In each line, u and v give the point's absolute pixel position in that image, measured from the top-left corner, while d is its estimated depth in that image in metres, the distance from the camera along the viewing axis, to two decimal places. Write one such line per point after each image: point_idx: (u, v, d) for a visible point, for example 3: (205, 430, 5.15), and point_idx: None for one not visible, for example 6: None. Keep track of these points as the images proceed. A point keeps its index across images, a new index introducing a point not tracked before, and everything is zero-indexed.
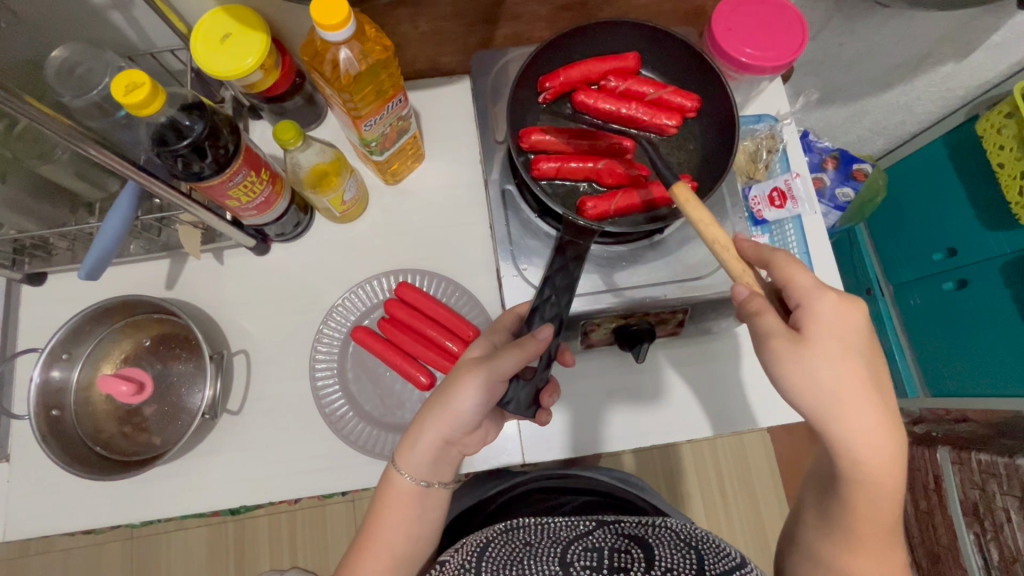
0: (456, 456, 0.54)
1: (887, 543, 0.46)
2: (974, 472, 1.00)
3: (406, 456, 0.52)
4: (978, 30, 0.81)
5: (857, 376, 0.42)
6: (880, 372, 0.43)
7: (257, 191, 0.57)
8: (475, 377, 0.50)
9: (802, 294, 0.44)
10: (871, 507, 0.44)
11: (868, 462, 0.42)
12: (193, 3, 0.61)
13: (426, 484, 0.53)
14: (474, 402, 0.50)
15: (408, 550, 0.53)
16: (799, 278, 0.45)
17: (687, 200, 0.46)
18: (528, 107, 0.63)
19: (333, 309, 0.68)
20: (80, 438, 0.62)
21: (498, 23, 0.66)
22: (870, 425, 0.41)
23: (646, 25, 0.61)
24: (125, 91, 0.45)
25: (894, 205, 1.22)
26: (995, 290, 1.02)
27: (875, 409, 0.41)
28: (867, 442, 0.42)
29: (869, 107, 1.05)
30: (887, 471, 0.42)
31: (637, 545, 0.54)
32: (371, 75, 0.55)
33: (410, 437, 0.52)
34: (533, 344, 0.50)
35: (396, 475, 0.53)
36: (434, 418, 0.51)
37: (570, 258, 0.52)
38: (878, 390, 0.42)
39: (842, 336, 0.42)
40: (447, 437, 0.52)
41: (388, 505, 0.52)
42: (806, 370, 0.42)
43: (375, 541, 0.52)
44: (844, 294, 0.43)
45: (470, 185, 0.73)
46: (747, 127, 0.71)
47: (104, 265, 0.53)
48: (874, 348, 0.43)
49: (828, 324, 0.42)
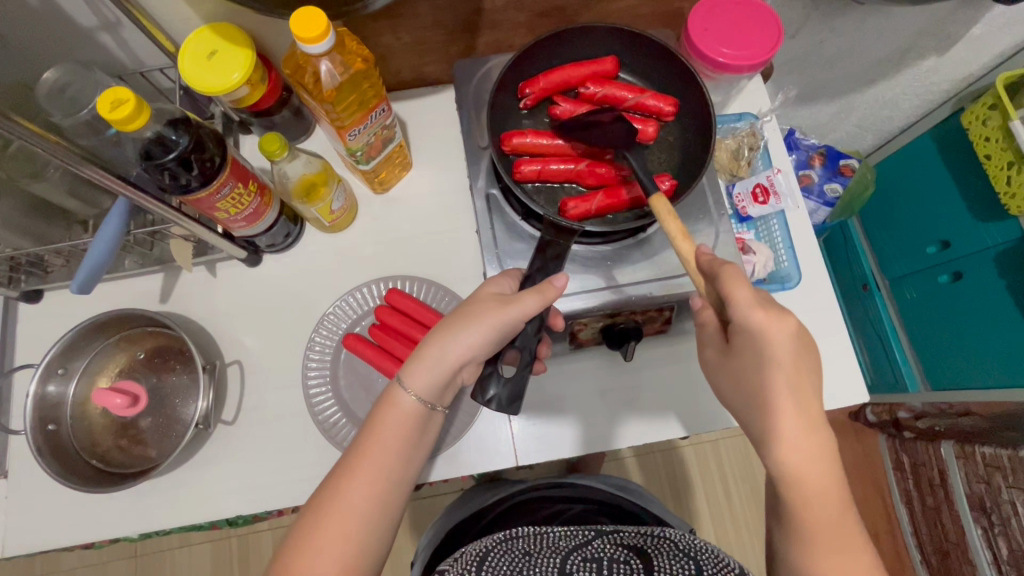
0: (457, 385, 0.53)
1: (853, 552, 0.45)
2: (978, 466, 1.03)
3: (418, 375, 0.50)
4: (957, 24, 0.83)
5: (782, 384, 0.44)
6: (801, 384, 0.45)
7: (246, 203, 0.58)
8: (508, 310, 0.50)
9: (736, 311, 0.45)
10: (815, 508, 0.44)
11: (796, 464, 0.44)
12: (179, 22, 0.63)
13: (431, 407, 0.51)
14: (483, 337, 0.50)
15: (400, 475, 0.50)
16: (737, 292, 0.46)
17: (667, 213, 0.50)
18: (509, 114, 0.65)
19: (324, 318, 0.69)
20: (78, 453, 0.62)
21: (478, 31, 0.67)
22: (790, 427, 0.44)
23: (623, 30, 0.62)
24: (110, 107, 0.46)
25: (885, 198, 1.23)
26: (990, 280, 1.02)
27: (790, 416, 0.44)
28: (791, 437, 0.44)
29: (854, 103, 1.06)
30: (817, 467, 0.44)
31: (637, 556, 0.55)
32: (353, 85, 0.56)
33: (428, 355, 0.50)
34: (552, 291, 0.51)
35: (402, 395, 0.50)
36: (453, 337, 0.50)
37: (549, 258, 0.54)
38: (798, 397, 0.45)
39: (766, 347, 0.45)
40: (465, 360, 0.51)
41: (387, 418, 0.50)
42: (759, 367, 0.46)
43: (366, 460, 0.48)
44: (772, 310, 0.45)
45: (457, 191, 0.74)
46: (728, 126, 0.72)
47: (95, 279, 0.54)
48: (798, 357, 0.45)
49: (759, 338, 0.45)
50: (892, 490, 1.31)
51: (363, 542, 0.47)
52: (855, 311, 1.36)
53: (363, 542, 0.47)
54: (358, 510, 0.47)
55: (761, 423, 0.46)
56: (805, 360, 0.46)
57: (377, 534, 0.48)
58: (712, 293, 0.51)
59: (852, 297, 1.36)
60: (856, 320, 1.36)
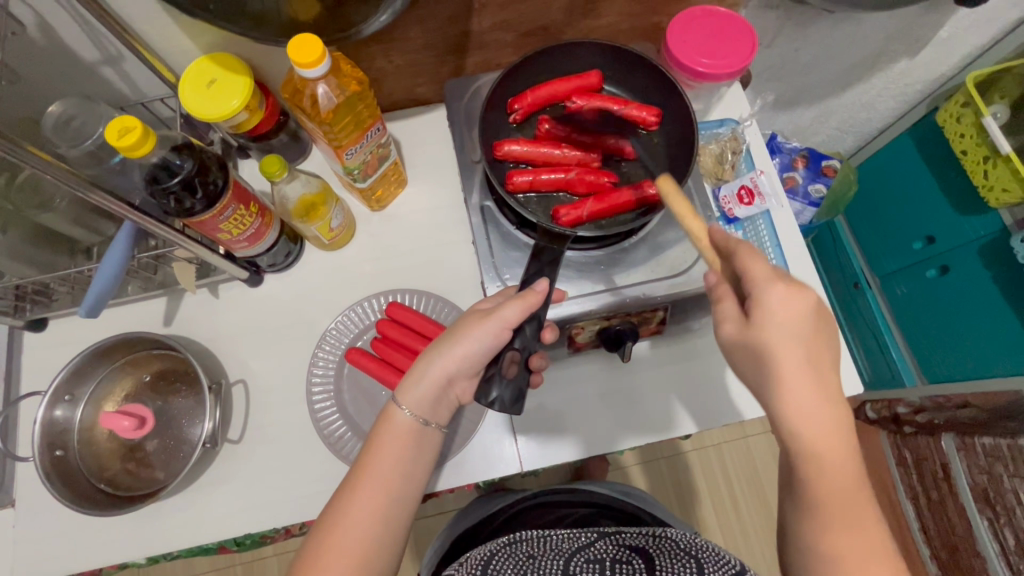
0: (453, 401, 0.54)
1: (866, 520, 0.45)
2: (979, 456, 1.06)
3: (408, 390, 0.52)
4: (924, 28, 0.87)
5: (797, 360, 0.44)
6: (821, 356, 0.44)
7: (247, 224, 0.60)
8: (489, 324, 0.51)
9: (753, 286, 0.45)
10: (830, 480, 0.44)
11: (812, 437, 0.44)
12: (179, 53, 0.65)
13: (424, 422, 0.52)
14: (480, 345, 0.51)
15: (402, 490, 0.50)
16: (755, 266, 0.45)
17: (670, 190, 0.50)
18: (500, 129, 0.67)
19: (326, 333, 0.70)
20: (85, 477, 0.63)
21: (467, 52, 0.70)
22: (805, 402, 0.43)
23: (607, 44, 0.64)
24: (118, 135, 0.48)
25: (869, 197, 1.26)
26: (976, 270, 1.04)
27: (811, 390, 0.44)
28: (806, 412, 0.43)
29: (832, 107, 1.10)
30: (833, 444, 0.44)
31: (640, 556, 0.56)
32: (349, 107, 0.58)
33: (414, 372, 0.52)
34: (534, 296, 0.52)
35: (396, 412, 0.52)
36: (440, 354, 0.52)
37: (545, 262, 0.55)
38: (816, 373, 0.44)
39: (785, 324, 0.43)
40: (451, 373, 0.52)
41: (384, 437, 0.51)
42: (766, 346, 0.44)
43: (368, 475, 0.49)
44: (791, 284, 0.44)
45: (452, 205, 0.76)
46: (710, 131, 0.74)
47: (103, 302, 0.56)
48: (818, 329, 0.44)
49: (771, 317, 0.44)
50: (896, 484, 1.32)
51: (371, 551, 0.48)
52: (848, 309, 1.38)
53: (367, 554, 0.47)
54: (364, 524, 0.48)
55: (769, 398, 0.45)
56: (822, 333, 0.44)
57: (385, 544, 0.49)
58: (729, 271, 0.49)
59: (845, 295, 1.39)
60: (849, 318, 1.38)
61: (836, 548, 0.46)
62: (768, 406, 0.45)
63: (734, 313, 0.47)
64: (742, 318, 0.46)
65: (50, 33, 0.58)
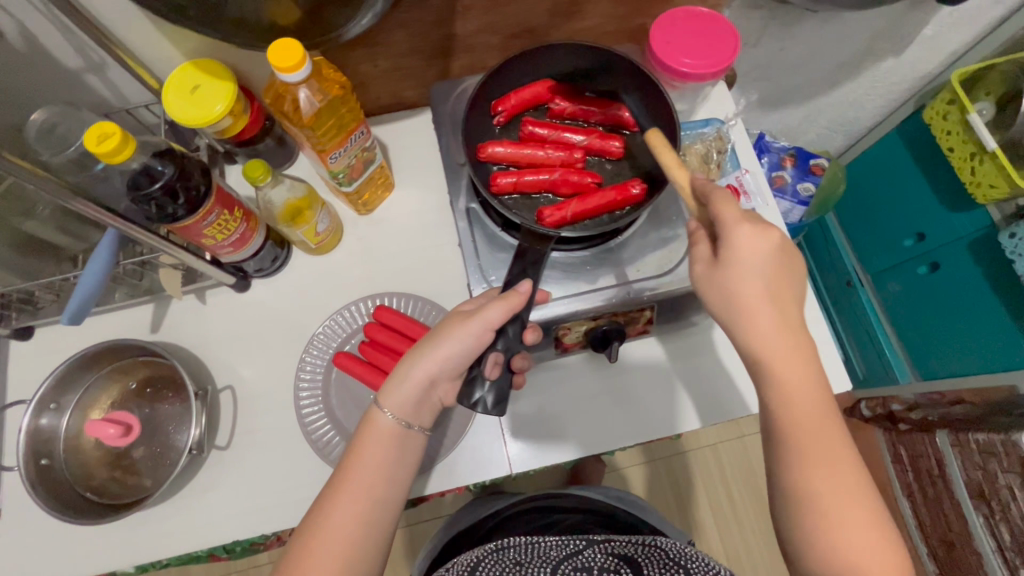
0: (436, 403, 0.54)
1: (838, 453, 0.48)
2: (973, 453, 1.05)
3: (391, 393, 0.52)
4: (909, 26, 0.88)
5: (758, 290, 0.48)
6: (782, 289, 0.49)
7: (231, 229, 0.60)
8: (471, 325, 0.51)
9: (723, 228, 0.48)
10: (797, 409, 0.48)
11: (773, 361, 0.48)
12: (163, 59, 0.65)
13: (407, 425, 0.52)
14: (463, 347, 0.51)
15: (386, 494, 0.50)
16: (727, 211, 0.48)
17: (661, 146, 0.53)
18: (485, 131, 0.67)
19: (314, 337, 0.70)
20: (71, 486, 0.63)
21: (452, 55, 0.70)
22: (766, 326, 0.48)
23: (588, 46, 0.63)
24: (97, 141, 0.48)
25: (859, 194, 1.26)
26: (960, 251, 1.05)
27: (770, 317, 0.48)
28: (766, 335, 0.48)
29: (820, 107, 1.11)
30: (800, 373, 0.48)
31: (627, 566, 0.56)
32: (331, 110, 0.59)
33: (397, 375, 0.52)
34: (516, 297, 0.51)
35: (379, 415, 0.52)
36: (422, 356, 0.52)
37: (528, 262, 0.55)
38: (776, 303, 0.48)
39: (749, 258, 0.47)
40: (434, 376, 0.52)
41: (367, 440, 0.51)
42: (729, 277, 0.48)
43: (352, 478, 0.49)
44: (757, 225, 0.48)
45: (439, 208, 0.76)
46: (695, 131, 0.73)
47: (86, 309, 0.55)
48: (781, 265, 0.48)
49: (735, 252, 0.47)
50: (892, 482, 1.32)
51: (354, 554, 0.48)
52: (841, 307, 1.39)
53: (350, 556, 0.47)
54: (345, 531, 0.48)
55: (739, 330, 0.49)
56: (786, 271, 0.48)
57: (369, 549, 0.48)
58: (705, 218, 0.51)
59: (838, 293, 1.39)
60: (843, 316, 1.38)
61: (814, 486, 0.47)
62: (740, 341, 0.49)
63: (706, 251, 0.50)
64: (712, 258, 0.50)
65: (31, 40, 0.58)
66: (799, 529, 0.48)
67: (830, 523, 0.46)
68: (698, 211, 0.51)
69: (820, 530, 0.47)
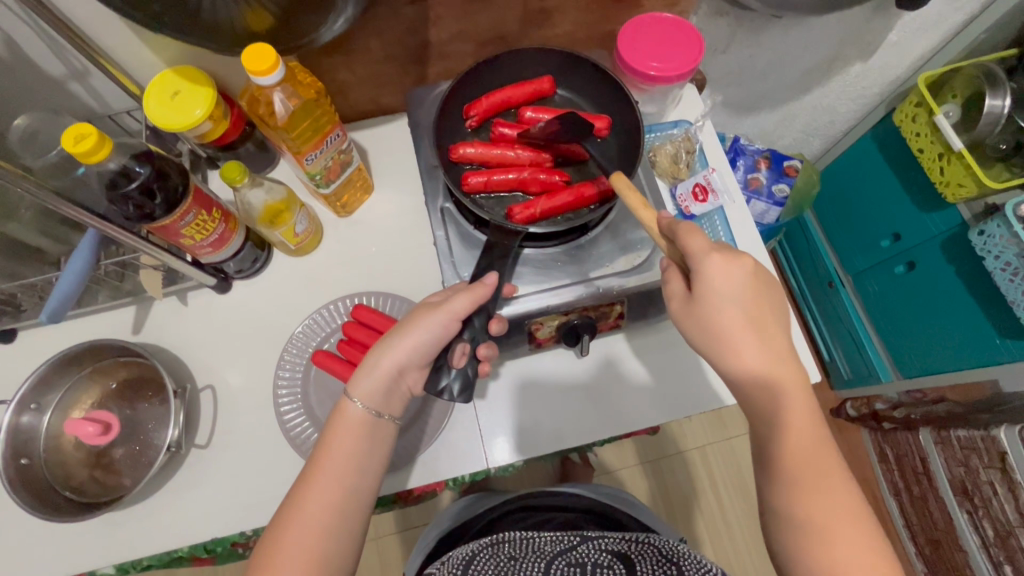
0: (405, 393, 0.56)
1: (835, 480, 0.47)
2: (956, 450, 1.06)
3: (359, 383, 0.53)
4: (873, 33, 0.92)
5: (740, 322, 0.49)
6: (763, 318, 0.50)
7: (210, 229, 0.62)
8: (436, 315, 0.53)
9: (695, 261, 0.50)
10: (794, 438, 0.47)
11: (765, 388, 0.49)
12: (145, 67, 0.67)
13: (377, 414, 0.53)
14: (431, 336, 0.53)
15: (357, 483, 0.51)
16: (693, 242, 0.50)
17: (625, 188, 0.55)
18: (459, 135, 0.69)
19: (293, 337, 0.71)
20: (50, 485, 0.63)
21: (427, 62, 0.72)
22: (755, 357, 0.49)
23: (555, 52, 0.67)
24: (74, 141, 0.49)
25: (835, 195, 1.29)
26: (936, 258, 1.06)
27: (758, 348, 0.49)
28: (754, 363, 0.49)
29: (794, 111, 1.13)
30: (793, 400, 0.48)
31: (621, 562, 0.55)
32: (306, 113, 0.61)
33: (366, 366, 0.53)
34: (481, 288, 0.55)
35: (349, 406, 0.53)
36: (390, 347, 0.53)
37: (495, 256, 0.58)
38: (757, 329, 0.50)
39: (722, 286, 0.49)
40: (402, 365, 0.54)
41: (338, 430, 0.52)
42: (706, 302, 0.50)
43: (322, 468, 0.50)
44: (726, 254, 0.50)
45: (416, 210, 0.78)
46: (666, 133, 0.78)
47: (66, 307, 0.56)
48: (757, 292, 0.50)
49: (711, 281, 0.49)
50: (880, 484, 1.33)
51: (326, 544, 0.48)
52: (823, 307, 1.40)
53: (322, 552, 0.48)
54: (319, 519, 0.48)
55: (728, 360, 0.50)
56: (762, 296, 0.50)
57: (340, 539, 0.49)
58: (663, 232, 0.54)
59: (820, 294, 1.41)
60: (825, 316, 1.40)
61: (809, 515, 0.46)
62: (729, 368, 0.50)
63: (680, 289, 0.53)
64: (686, 294, 0.53)
65: (15, 49, 0.60)
66: (793, 555, 0.47)
67: (830, 550, 0.45)
68: (669, 250, 0.54)
69: (819, 562, 0.45)
